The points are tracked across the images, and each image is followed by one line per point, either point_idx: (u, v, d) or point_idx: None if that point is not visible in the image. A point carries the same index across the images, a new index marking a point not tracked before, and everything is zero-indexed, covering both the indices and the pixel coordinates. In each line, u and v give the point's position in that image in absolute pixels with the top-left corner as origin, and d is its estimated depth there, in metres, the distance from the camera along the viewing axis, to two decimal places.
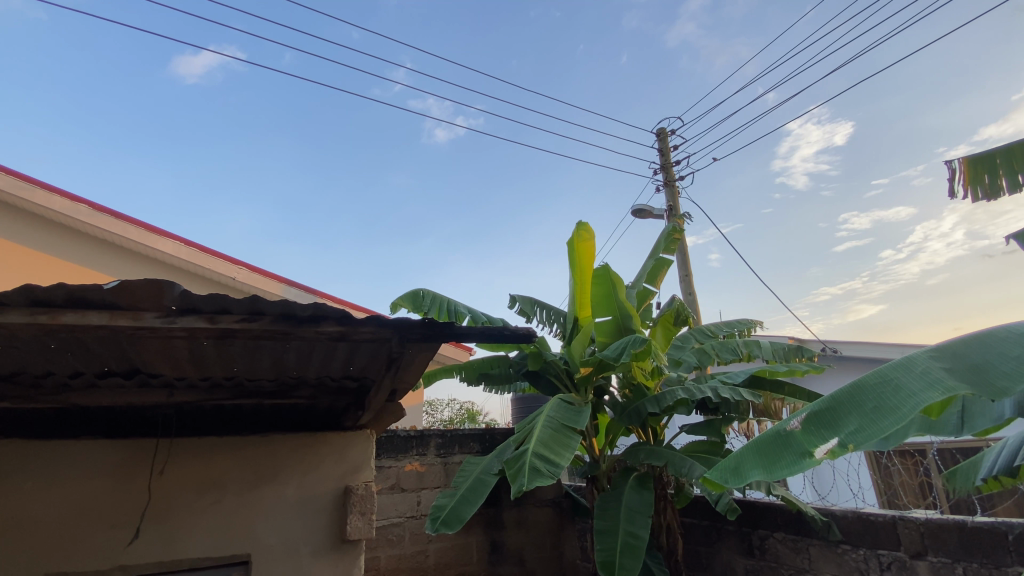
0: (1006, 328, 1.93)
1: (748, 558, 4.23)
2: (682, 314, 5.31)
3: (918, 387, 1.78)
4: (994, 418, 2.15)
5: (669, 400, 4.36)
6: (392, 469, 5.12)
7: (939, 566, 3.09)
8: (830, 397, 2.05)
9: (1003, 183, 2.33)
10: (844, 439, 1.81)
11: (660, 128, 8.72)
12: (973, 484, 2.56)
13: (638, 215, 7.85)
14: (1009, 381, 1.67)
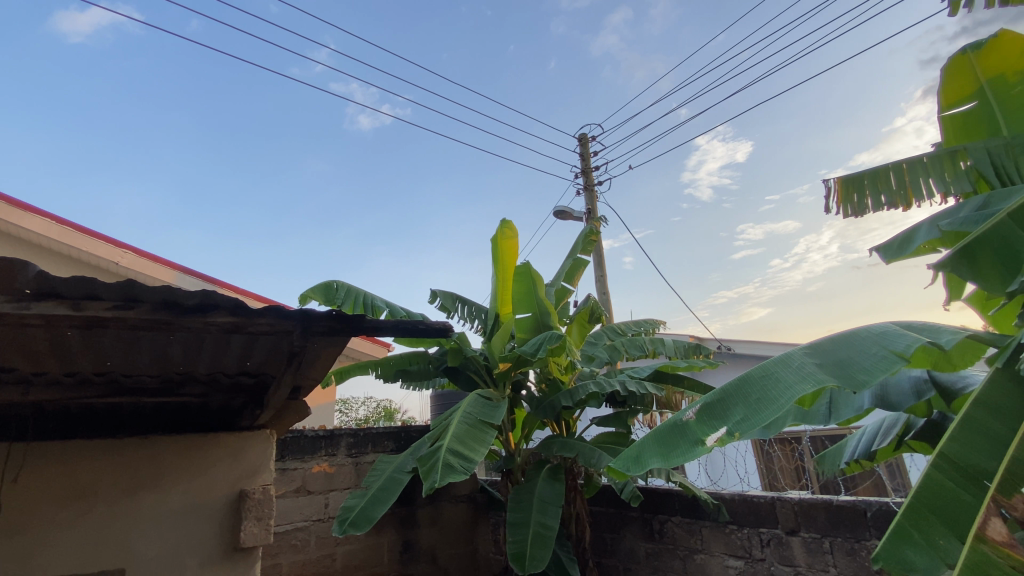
0: (865, 328, 2.20)
1: (649, 542, 4.51)
2: (596, 312, 5.52)
3: (794, 380, 1.99)
4: (856, 408, 2.44)
5: (582, 394, 4.52)
6: (297, 471, 4.83)
7: (808, 540, 3.48)
8: (722, 388, 2.22)
9: (868, 202, 2.65)
10: (731, 427, 1.99)
11: (581, 133, 9.01)
12: (839, 466, 2.91)
13: (559, 216, 8.05)
14: (868, 375, 1.90)
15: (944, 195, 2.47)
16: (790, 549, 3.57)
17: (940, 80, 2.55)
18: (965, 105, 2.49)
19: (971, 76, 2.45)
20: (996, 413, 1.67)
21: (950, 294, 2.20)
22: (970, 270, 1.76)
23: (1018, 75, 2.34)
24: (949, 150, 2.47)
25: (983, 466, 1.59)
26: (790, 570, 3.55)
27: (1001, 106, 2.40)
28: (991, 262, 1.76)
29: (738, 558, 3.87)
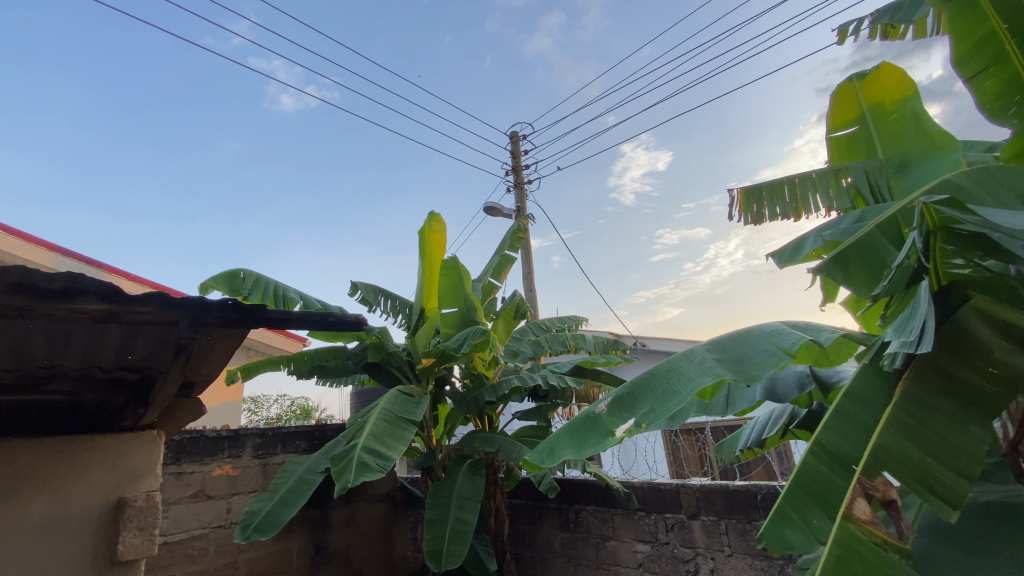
0: (759, 327, 2.39)
1: (564, 531, 4.65)
2: (521, 309, 5.59)
3: (695, 373, 2.13)
4: (748, 400, 2.64)
5: (505, 389, 4.56)
6: (195, 475, 4.43)
7: (707, 523, 3.75)
8: (632, 381, 2.35)
9: (765, 212, 2.91)
10: (639, 418, 2.11)
11: (513, 131, 9.08)
12: (734, 453, 3.16)
13: (488, 212, 8.05)
14: (760, 369, 2.07)
15: (828, 208, 2.75)
16: (691, 532, 3.83)
17: (830, 103, 2.82)
18: (848, 128, 2.78)
19: (854, 104, 2.74)
20: (862, 404, 1.88)
21: (825, 296, 2.45)
22: (843, 273, 1.95)
23: (891, 106, 2.65)
24: (834, 168, 2.76)
25: (851, 451, 1.78)
26: (691, 551, 3.81)
27: (877, 132, 2.70)
28: (859, 267, 1.97)
29: (646, 543, 4.09)
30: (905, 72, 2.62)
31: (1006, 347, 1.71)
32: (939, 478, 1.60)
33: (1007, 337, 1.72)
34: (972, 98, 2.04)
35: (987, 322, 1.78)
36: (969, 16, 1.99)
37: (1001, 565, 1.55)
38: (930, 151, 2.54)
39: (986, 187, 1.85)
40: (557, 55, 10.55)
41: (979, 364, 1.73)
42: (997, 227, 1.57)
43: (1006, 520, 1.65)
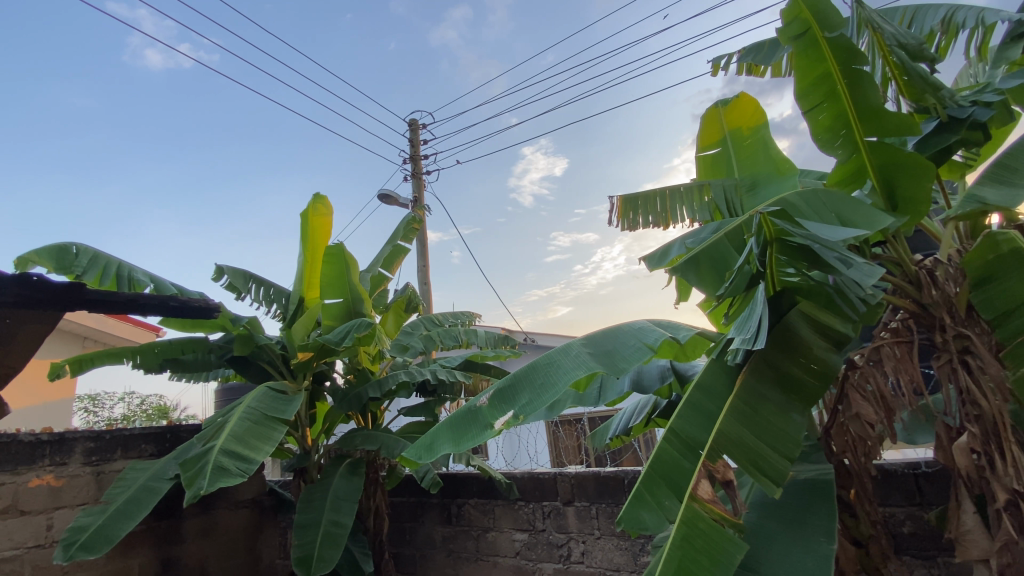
0: (628, 324, 2.57)
1: (446, 526, 4.64)
2: (413, 302, 5.43)
3: (570, 366, 2.27)
4: (617, 392, 2.92)
5: (391, 384, 4.42)
6: (2, 488, 3.66)
7: (580, 508, 3.96)
8: (512, 374, 2.46)
9: (637, 219, 3.31)
10: (517, 410, 2.24)
11: (412, 119, 8.80)
12: (604, 441, 3.40)
13: (383, 199, 7.71)
14: (627, 363, 2.25)
15: (691, 220, 3.16)
16: (565, 518, 4.02)
17: (699, 126, 3.13)
18: (712, 149, 3.11)
19: (718, 127, 3.06)
20: (709, 395, 2.10)
21: (679, 295, 2.69)
22: (692, 274, 2.18)
23: (745, 133, 3.00)
24: (698, 185, 3.13)
25: (697, 438, 1.98)
26: (564, 537, 4.00)
27: (734, 154, 3.02)
28: (706, 271, 2.20)
29: (523, 531, 4.21)
30: (758, 103, 2.93)
31: (823, 346, 2.00)
32: (767, 460, 1.84)
33: (824, 338, 2.02)
34: (808, 128, 2.24)
35: (809, 324, 2.07)
36: (810, 54, 2.13)
37: (814, 534, 1.82)
38: (774, 176, 2.85)
39: (814, 207, 2.16)
40: (462, 48, 10.43)
41: (803, 360, 2.01)
42: (821, 241, 1.84)
43: (819, 494, 1.95)
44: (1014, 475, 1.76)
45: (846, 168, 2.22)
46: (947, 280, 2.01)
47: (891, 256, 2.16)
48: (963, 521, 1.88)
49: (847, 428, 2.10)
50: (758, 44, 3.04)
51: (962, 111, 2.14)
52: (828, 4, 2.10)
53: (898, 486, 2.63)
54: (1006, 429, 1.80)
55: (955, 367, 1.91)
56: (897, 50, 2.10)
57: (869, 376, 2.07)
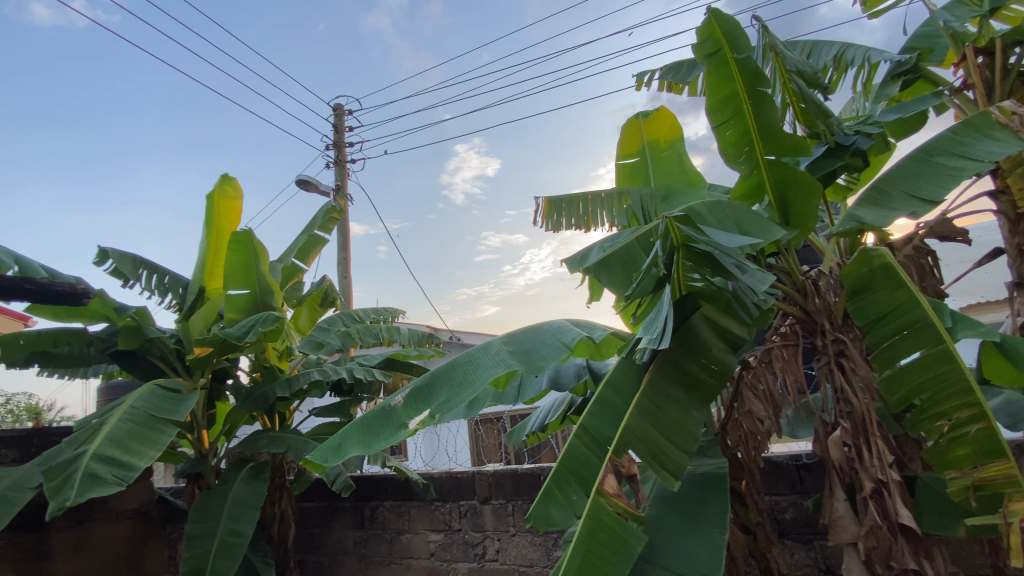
0: (548, 323, 2.60)
1: (358, 530, 4.46)
2: (330, 296, 5.12)
3: (490, 364, 2.26)
4: (536, 389, 2.96)
5: (301, 383, 4.17)
6: None
7: (496, 506, 3.96)
8: (430, 372, 2.40)
9: (559, 220, 3.37)
10: (433, 410, 2.19)
11: (337, 104, 8.39)
12: (521, 438, 3.43)
13: (301, 185, 7.28)
14: (545, 361, 2.27)
15: (610, 225, 3.25)
16: (481, 517, 4.00)
17: (620, 135, 3.22)
18: (632, 158, 3.23)
19: (639, 137, 3.18)
20: (618, 392, 2.17)
21: (591, 295, 2.80)
22: (604, 274, 2.26)
23: (662, 145, 3.14)
24: (618, 191, 3.20)
25: (606, 434, 2.04)
26: (480, 535, 3.98)
27: (651, 164, 3.16)
28: (617, 270, 2.29)
29: (439, 532, 4.14)
30: (675, 118, 3.08)
31: (721, 347, 2.15)
32: (669, 455, 1.94)
33: (723, 340, 2.17)
34: (716, 142, 2.38)
35: (710, 326, 2.21)
36: (721, 73, 2.28)
37: (708, 524, 1.94)
38: (686, 187, 3.05)
39: (717, 217, 2.31)
40: None
41: (704, 361, 2.13)
42: (720, 248, 1.96)
43: (714, 487, 2.08)
44: (878, 465, 1.98)
45: (747, 182, 2.39)
46: (829, 290, 2.23)
47: (783, 266, 2.36)
48: (835, 508, 2.09)
49: (740, 424, 2.27)
50: (677, 64, 3.22)
51: (847, 139, 2.37)
52: (737, 26, 2.24)
53: (784, 476, 2.87)
54: (871, 424, 2.02)
55: (832, 368, 2.12)
56: (796, 77, 2.32)
57: (760, 376, 2.25)
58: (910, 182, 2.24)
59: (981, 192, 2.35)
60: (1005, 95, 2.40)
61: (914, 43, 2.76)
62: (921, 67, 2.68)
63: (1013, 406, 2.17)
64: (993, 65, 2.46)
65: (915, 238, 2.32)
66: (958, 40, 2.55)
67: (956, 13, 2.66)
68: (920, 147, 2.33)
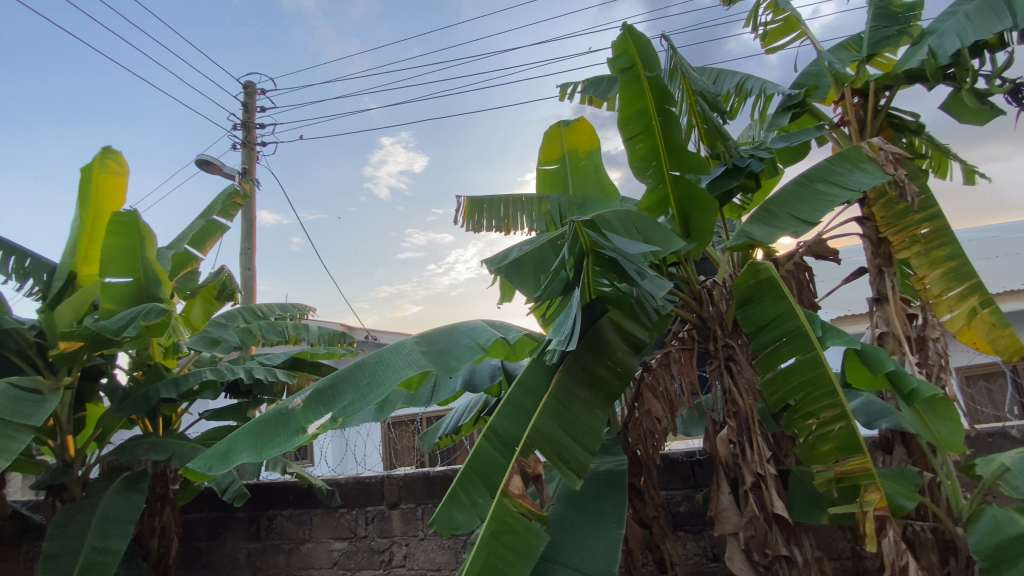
0: (463, 323, 2.57)
1: (253, 542, 4.14)
2: (228, 289, 4.70)
3: (400, 365, 2.19)
4: (449, 391, 2.91)
5: (191, 383, 3.79)
6: None
7: (405, 511, 3.85)
8: (335, 372, 2.28)
9: (479, 220, 3.36)
10: (336, 412, 2.08)
11: (247, 81, 7.78)
12: (433, 440, 3.36)
13: (202, 166, 6.65)
14: (458, 362, 2.25)
15: (530, 228, 3.31)
16: (389, 522, 3.87)
17: (542, 140, 3.28)
18: (552, 165, 3.29)
19: (560, 144, 3.24)
20: (527, 392, 2.18)
21: (502, 296, 2.84)
22: (515, 275, 2.31)
23: (582, 154, 3.23)
24: (538, 196, 3.28)
25: (513, 435, 2.05)
26: (386, 541, 3.85)
27: (570, 172, 3.25)
28: (529, 272, 2.35)
29: (343, 540, 3.95)
30: (594, 128, 3.18)
31: (624, 349, 2.25)
32: (573, 455, 1.99)
33: (627, 343, 2.27)
34: (626, 154, 2.49)
35: (616, 330, 2.30)
36: (633, 87, 2.38)
37: (607, 520, 2.02)
38: (601, 197, 3.15)
39: (624, 225, 2.42)
40: None
41: (609, 363, 2.22)
42: (623, 254, 2.04)
43: (614, 483, 2.16)
44: (758, 460, 2.17)
45: (654, 195, 2.52)
46: (721, 299, 2.42)
47: (682, 275, 2.52)
48: (721, 501, 2.25)
49: (640, 423, 2.39)
50: (598, 78, 3.34)
51: (743, 161, 2.57)
52: (650, 44, 2.36)
53: (679, 472, 3.07)
54: (753, 422, 2.22)
55: (722, 371, 2.31)
56: (700, 99, 2.49)
57: (659, 377, 2.38)
58: (794, 204, 2.48)
59: (850, 217, 2.65)
60: (874, 132, 2.75)
61: (802, 79, 3.07)
62: (807, 103, 2.98)
63: (870, 406, 2.47)
64: (865, 106, 2.79)
65: (795, 255, 2.57)
66: (839, 81, 2.85)
67: (836, 56, 3.00)
68: (803, 174, 2.58)
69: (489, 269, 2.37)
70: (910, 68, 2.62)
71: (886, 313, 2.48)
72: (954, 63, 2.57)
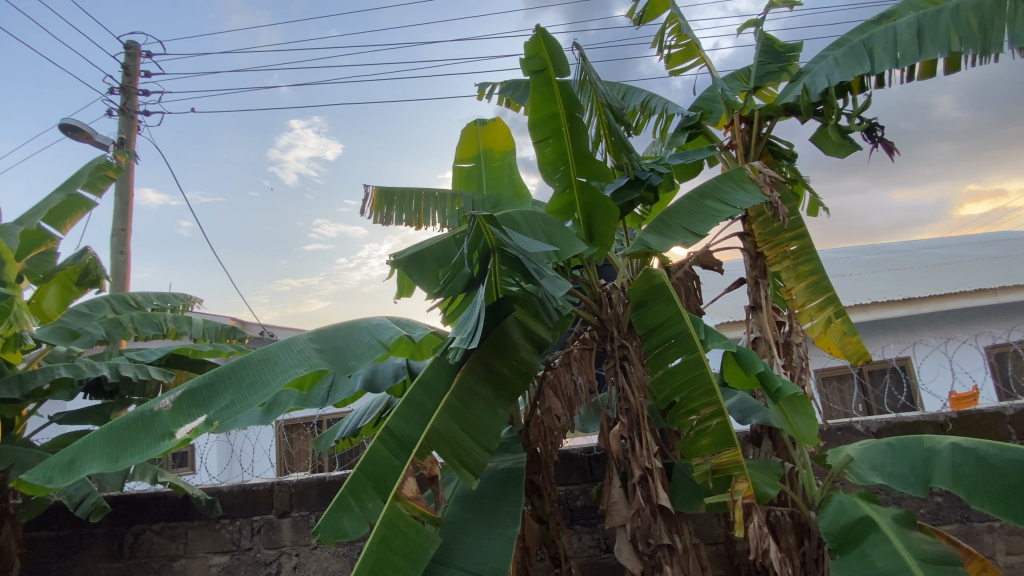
0: (365, 319, 2.45)
1: (113, 561, 3.65)
2: (93, 273, 4.03)
3: (290, 363, 2.04)
4: (348, 391, 2.74)
5: (39, 382, 3.26)
6: None
7: (297, 519, 3.60)
8: (215, 370, 2.08)
9: (388, 213, 3.25)
10: (212, 415, 1.89)
11: (129, 41, 6.89)
12: (330, 444, 3.17)
13: (66, 131, 5.77)
14: (357, 361, 2.14)
15: (442, 225, 3.24)
16: (278, 532, 3.60)
17: (458, 138, 3.25)
18: (468, 163, 3.27)
19: (475, 143, 3.23)
20: (426, 391, 2.13)
21: (400, 291, 2.81)
22: (415, 270, 2.29)
23: (497, 154, 3.22)
24: (452, 193, 3.24)
25: (410, 435, 1.99)
26: (274, 552, 3.58)
27: (484, 171, 3.24)
28: (429, 268, 2.33)
29: (224, 554, 3.62)
30: (509, 130, 3.20)
31: (528, 349, 2.28)
32: (471, 454, 1.97)
33: (530, 343, 2.30)
34: (536, 157, 2.54)
35: (520, 329, 2.32)
36: (544, 91, 2.43)
37: (503, 519, 2.03)
38: (514, 198, 3.16)
39: (532, 226, 2.48)
40: None
41: (512, 361, 2.23)
42: (525, 253, 2.05)
43: (511, 482, 2.18)
44: (646, 454, 2.29)
45: (561, 199, 2.59)
46: (618, 302, 2.53)
47: (585, 278, 2.61)
48: (612, 495, 2.36)
49: (541, 421, 2.43)
50: (516, 82, 3.38)
51: (644, 174, 2.72)
52: (561, 49, 2.41)
53: (577, 467, 3.18)
54: (642, 419, 2.35)
55: (617, 370, 2.43)
56: (607, 110, 2.60)
57: (560, 376, 2.44)
58: (686, 217, 2.66)
59: (734, 233, 2.91)
60: (756, 156, 3.05)
61: (699, 103, 3.33)
62: (702, 125, 3.23)
63: (743, 404, 2.72)
64: (750, 132, 3.09)
65: (686, 264, 2.77)
66: (729, 107, 3.12)
67: (728, 85, 3.29)
68: (695, 190, 2.79)
69: (389, 262, 2.31)
70: (788, 102, 2.95)
71: (759, 320, 2.75)
72: (824, 100, 2.91)
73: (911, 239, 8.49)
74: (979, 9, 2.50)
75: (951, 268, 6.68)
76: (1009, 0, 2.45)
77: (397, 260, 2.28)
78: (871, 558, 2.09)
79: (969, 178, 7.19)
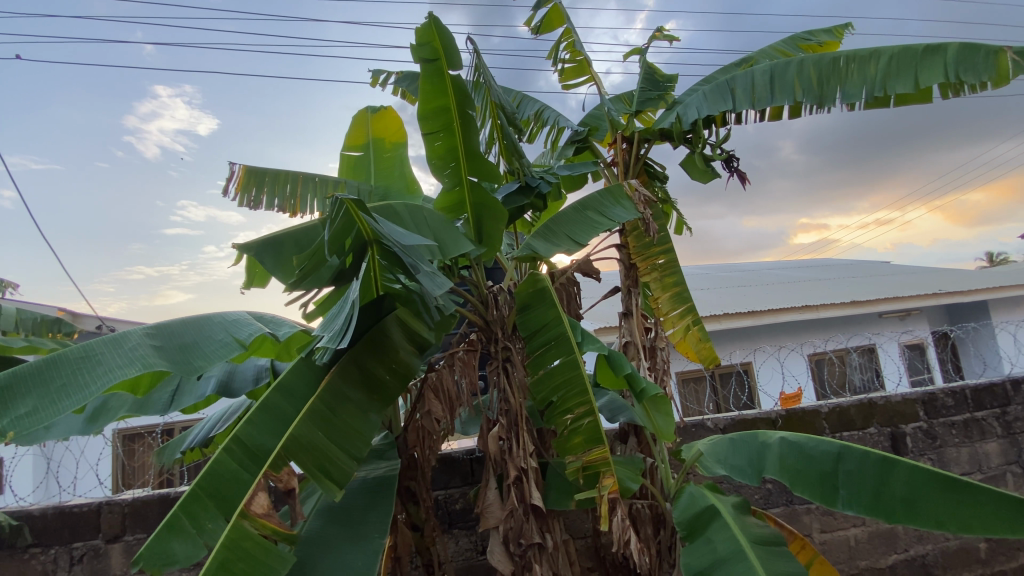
0: (221, 314, 2.20)
1: None
2: None
3: (117, 363, 1.73)
4: (196, 395, 2.43)
5: None
6: None
7: (132, 543, 3.11)
8: (12, 371, 1.70)
9: (255, 196, 2.95)
10: (4, 426, 1.53)
11: None
12: (175, 456, 2.77)
13: None
14: (205, 361, 1.89)
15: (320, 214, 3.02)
16: (105, 559, 3.07)
17: (346, 124, 3.07)
18: (356, 151, 3.10)
19: (365, 132, 3.07)
20: (289, 396, 1.96)
21: (249, 281, 2.51)
22: (268, 256, 2.14)
23: (388, 145, 3.09)
24: (335, 181, 3.04)
25: (266, 445, 1.80)
26: None
27: (373, 162, 3.09)
28: (286, 257, 2.18)
29: None
30: (402, 122, 3.09)
31: (408, 350, 2.18)
32: (335, 463, 1.84)
33: (410, 343, 2.22)
34: (425, 150, 2.48)
35: (401, 329, 2.23)
36: (435, 82, 2.38)
37: (369, 530, 1.92)
38: (404, 192, 3.06)
39: (417, 223, 2.40)
40: None
41: (389, 362, 2.13)
42: (404, 248, 1.95)
43: (380, 490, 2.07)
44: (522, 455, 2.33)
45: (450, 197, 2.56)
46: (504, 304, 2.57)
47: (473, 279, 2.60)
48: (488, 497, 2.37)
49: (420, 426, 2.35)
50: (412, 74, 3.29)
51: (535, 181, 2.78)
52: (454, 40, 2.37)
53: (458, 471, 3.15)
54: (520, 420, 2.39)
55: (499, 370, 2.45)
56: (500, 112, 2.63)
57: (443, 377, 2.39)
58: (570, 226, 2.77)
59: (612, 244, 3.10)
60: (635, 174, 3.28)
61: (587, 119, 3.51)
62: (588, 140, 3.39)
63: (613, 403, 2.89)
64: (630, 151, 3.31)
65: (568, 271, 2.88)
66: (614, 127, 3.34)
67: (613, 105, 3.50)
68: (579, 201, 2.91)
69: (240, 248, 2.14)
70: (663, 127, 3.22)
71: (630, 325, 2.95)
72: (693, 129, 3.21)
73: (757, 261, 9.80)
74: (818, 66, 2.92)
75: (786, 288, 7.79)
76: (839, 61, 2.89)
77: (247, 247, 2.13)
78: (714, 543, 2.32)
79: (802, 212, 8.49)
